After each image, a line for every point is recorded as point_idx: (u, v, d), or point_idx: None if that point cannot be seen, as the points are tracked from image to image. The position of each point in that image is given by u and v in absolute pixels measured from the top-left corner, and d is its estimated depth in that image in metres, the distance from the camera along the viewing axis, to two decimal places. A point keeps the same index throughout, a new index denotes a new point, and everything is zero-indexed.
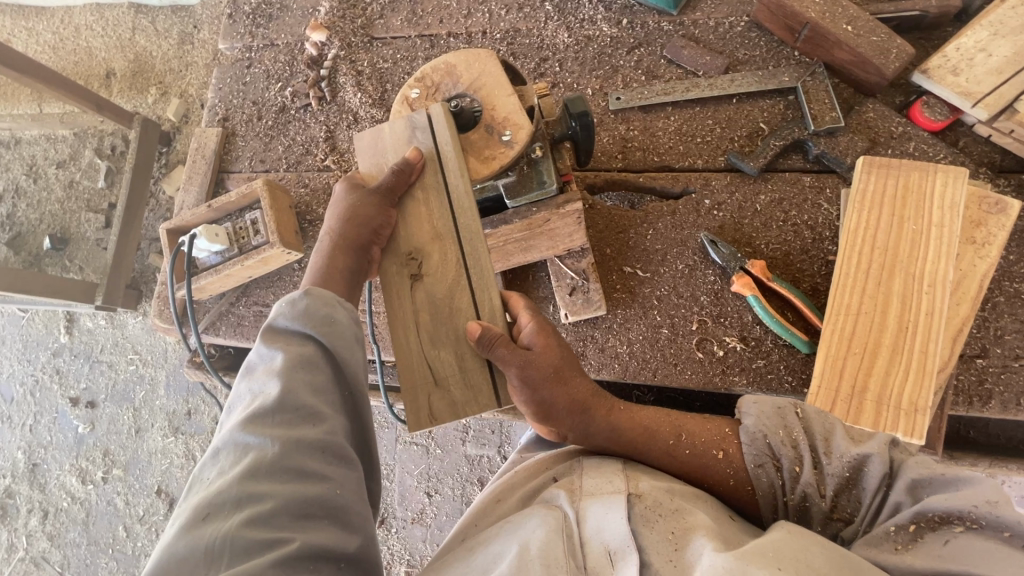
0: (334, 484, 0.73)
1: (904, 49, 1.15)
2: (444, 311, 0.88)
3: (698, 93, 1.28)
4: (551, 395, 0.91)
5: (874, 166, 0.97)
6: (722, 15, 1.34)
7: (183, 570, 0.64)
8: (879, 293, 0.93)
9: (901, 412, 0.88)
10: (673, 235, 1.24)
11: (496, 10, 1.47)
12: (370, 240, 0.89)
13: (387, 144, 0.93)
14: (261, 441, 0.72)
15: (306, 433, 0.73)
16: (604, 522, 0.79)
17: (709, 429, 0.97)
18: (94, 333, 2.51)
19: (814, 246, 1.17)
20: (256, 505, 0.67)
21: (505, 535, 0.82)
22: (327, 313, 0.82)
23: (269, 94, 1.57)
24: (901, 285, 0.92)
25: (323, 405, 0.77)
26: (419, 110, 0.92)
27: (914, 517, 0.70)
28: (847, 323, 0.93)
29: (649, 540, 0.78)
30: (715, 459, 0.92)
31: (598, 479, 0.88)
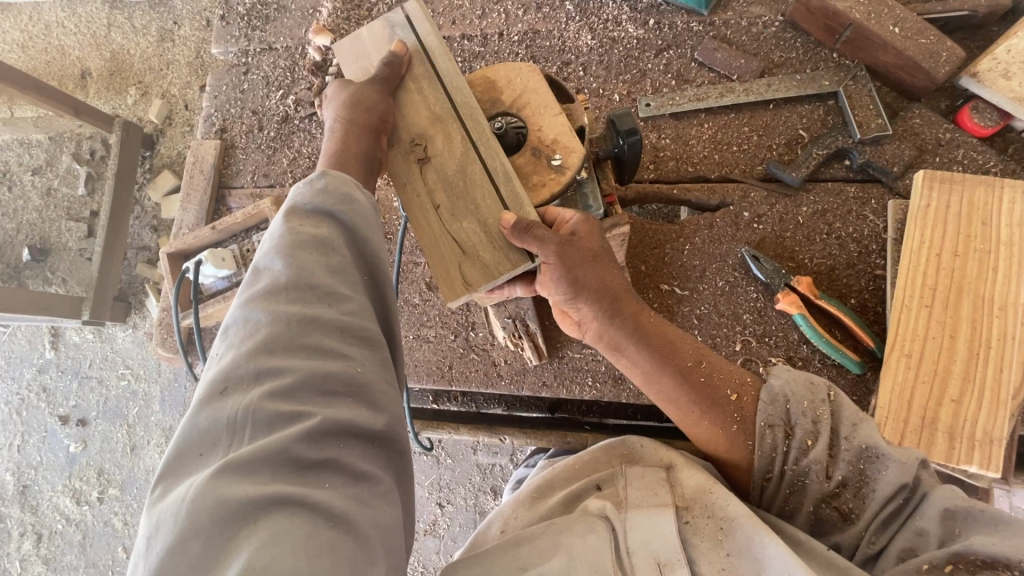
0: (354, 363, 0.67)
1: (954, 52, 1.09)
2: (458, 184, 0.80)
3: (734, 98, 1.22)
4: (586, 277, 0.85)
5: (936, 181, 0.92)
6: (755, 15, 1.27)
7: (204, 442, 0.61)
8: (944, 315, 0.88)
9: (975, 444, 0.83)
10: (712, 250, 1.19)
11: (513, 10, 1.39)
12: (380, 123, 0.81)
13: (368, 46, 0.87)
14: (270, 317, 0.66)
15: (318, 309, 0.67)
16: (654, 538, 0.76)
17: (733, 370, 0.89)
18: (82, 350, 2.39)
19: (861, 260, 1.13)
20: (277, 378, 0.62)
21: (547, 535, 0.77)
22: (339, 200, 0.73)
23: (270, 102, 1.47)
24: (969, 306, 0.88)
25: (339, 282, 0.70)
26: (396, 9, 0.88)
27: (950, 557, 0.67)
28: (913, 348, 0.88)
29: (698, 548, 0.76)
30: (729, 402, 0.86)
31: (643, 486, 0.83)
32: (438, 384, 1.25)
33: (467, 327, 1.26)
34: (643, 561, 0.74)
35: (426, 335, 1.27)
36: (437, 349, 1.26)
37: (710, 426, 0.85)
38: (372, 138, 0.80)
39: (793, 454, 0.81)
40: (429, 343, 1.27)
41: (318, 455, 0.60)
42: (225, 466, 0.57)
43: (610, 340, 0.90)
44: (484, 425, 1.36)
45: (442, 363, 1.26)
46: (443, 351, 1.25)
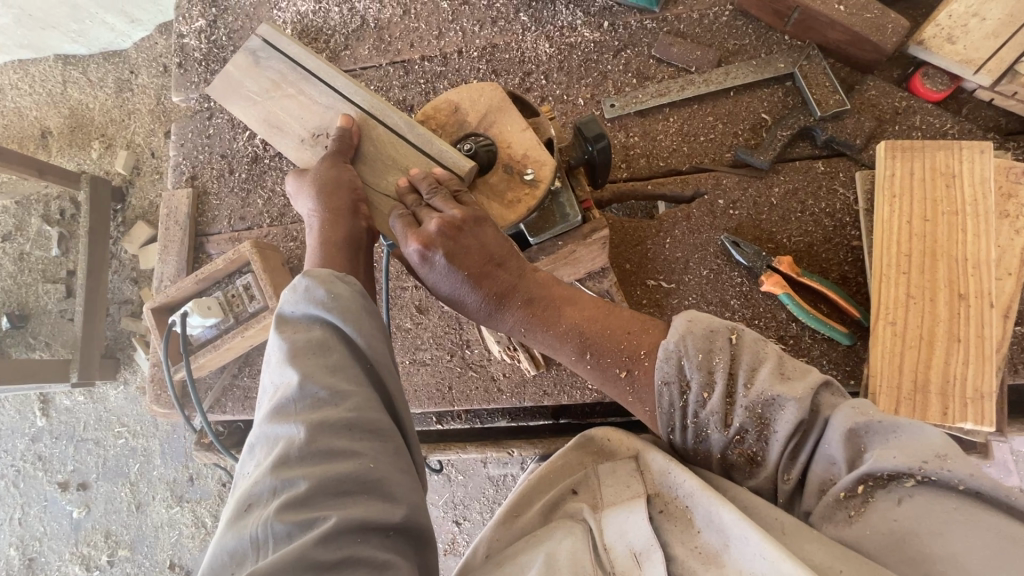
0: (366, 459, 0.67)
1: (899, 23, 1.12)
2: (371, 150, 0.87)
3: (695, 90, 1.25)
4: (479, 235, 0.80)
5: (897, 150, 0.94)
6: (705, 6, 1.30)
7: (235, 563, 0.62)
8: (922, 280, 0.91)
9: (968, 400, 0.86)
10: (692, 241, 1.21)
11: (469, 27, 1.40)
12: (354, 198, 0.83)
13: (239, 77, 0.96)
14: (291, 423, 0.69)
15: (328, 404, 0.69)
16: (627, 525, 0.76)
17: (638, 329, 0.81)
18: (74, 412, 2.34)
19: (836, 233, 1.15)
20: (293, 488, 0.64)
21: (527, 548, 0.78)
22: (326, 290, 0.76)
23: (237, 144, 1.46)
24: (944, 269, 0.91)
25: (343, 384, 0.71)
26: (253, 38, 0.97)
27: (861, 479, 0.63)
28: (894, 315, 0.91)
29: (672, 535, 0.75)
30: (621, 376, 0.79)
31: (617, 482, 0.83)
32: (441, 406, 1.25)
33: (461, 346, 1.25)
34: (619, 552, 0.74)
35: (423, 359, 1.27)
36: (435, 372, 1.26)
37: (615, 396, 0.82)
38: (352, 215, 0.82)
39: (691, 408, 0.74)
40: (427, 367, 1.27)
41: (337, 554, 0.60)
42: None
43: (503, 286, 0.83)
44: (491, 441, 1.37)
45: (442, 385, 1.26)
46: (440, 373, 1.26)
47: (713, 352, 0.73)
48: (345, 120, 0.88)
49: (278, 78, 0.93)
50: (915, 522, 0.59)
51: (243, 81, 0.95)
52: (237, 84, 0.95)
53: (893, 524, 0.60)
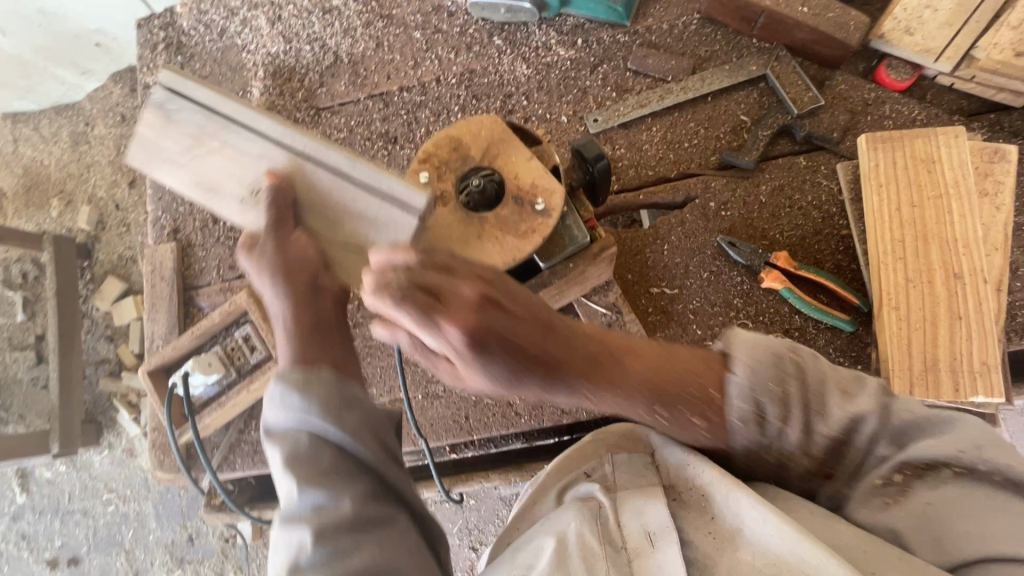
0: (358, 507, 0.69)
1: (860, 19, 1.18)
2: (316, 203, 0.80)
3: (674, 99, 1.29)
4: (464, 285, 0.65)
5: (878, 141, 0.99)
6: (674, 17, 1.34)
7: None
8: (916, 265, 0.95)
9: (976, 374, 0.89)
10: (689, 245, 1.23)
11: (445, 55, 1.41)
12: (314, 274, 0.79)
13: (158, 138, 0.86)
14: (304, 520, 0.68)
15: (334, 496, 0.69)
16: (641, 509, 0.77)
17: (687, 362, 0.72)
18: (57, 484, 2.22)
19: (826, 224, 1.19)
20: (303, 553, 0.67)
21: (539, 532, 0.79)
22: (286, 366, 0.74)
23: None
24: (934, 253, 0.95)
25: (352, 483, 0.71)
26: (154, 88, 0.85)
27: (899, 468, 0.66)
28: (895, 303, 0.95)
29: (689, 522, 0.76)
30: (696, 422, 0.71)
31: (631, 467, 0.84)
32: (459, 438, 1.24)
33: None
34: (633, 533, 0.75)
35: (436, 391, 1.25)
36: (449, 403, 1.24)
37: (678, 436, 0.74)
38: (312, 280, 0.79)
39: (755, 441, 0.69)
40: (440, 399, 1.25)
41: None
42: None
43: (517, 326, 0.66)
44: (511, 465, 1.35)
45: (458, 416, 1.24)
46: (455, 404, 1.24)
47: (786, 380, 0.66)
48: (273, 180, 0.79)
49: (198, 134, 0.83)
50: (947, 506, 0.63)
51: (155, 136, 0.86)
52: (152, 144, 0.87)
53: (927, 506, 0.64)
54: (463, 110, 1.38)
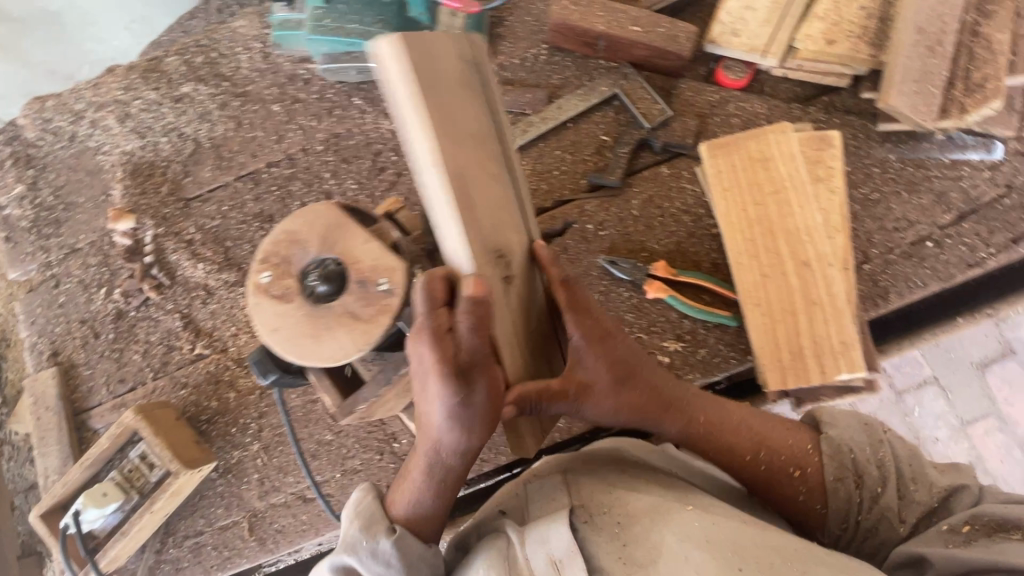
0: None
1: (688, 30, 1.23)
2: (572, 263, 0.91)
3: (536, 130, 1.31)
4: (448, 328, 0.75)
5: (717, 148, 1.04)
6: (523, 51, 1.36)
7: None
8: (775, 260, 1.00)
9: (839, 354, 0.95)
10: (576, 270, 1.26)
11: (307, 123, 1.39)
12: (483, 396, 0.73)
13: None
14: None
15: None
16: (546, 539, 0.79)
17: (792, 443, 0.97)
18: None
19: (696, 226, 1.24)
20: None
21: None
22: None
23: (96, 305, 1.36)
24: (788, 244, 1.00)
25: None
26: None
27: (968, 520, 0.83)
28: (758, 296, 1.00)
29: (601, 547, 0.81)
30: (795, 477, 0.95)
31: (543, 495, 0.88)
32: None
33: (389, 440, 1.23)
34: (540, 563, 0.78)
35: (354, 466, 1.23)
36: (369, 475, 1.22)
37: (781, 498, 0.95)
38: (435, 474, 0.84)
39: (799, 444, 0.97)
40: (360, 473, 1.23)
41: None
42: None
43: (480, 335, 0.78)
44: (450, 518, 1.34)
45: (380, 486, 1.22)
46: (375, 475, 1.22)
47: None
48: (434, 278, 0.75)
49: None
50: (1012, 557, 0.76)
51: None
52: None
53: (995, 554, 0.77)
54: (335, 175, 1.37)
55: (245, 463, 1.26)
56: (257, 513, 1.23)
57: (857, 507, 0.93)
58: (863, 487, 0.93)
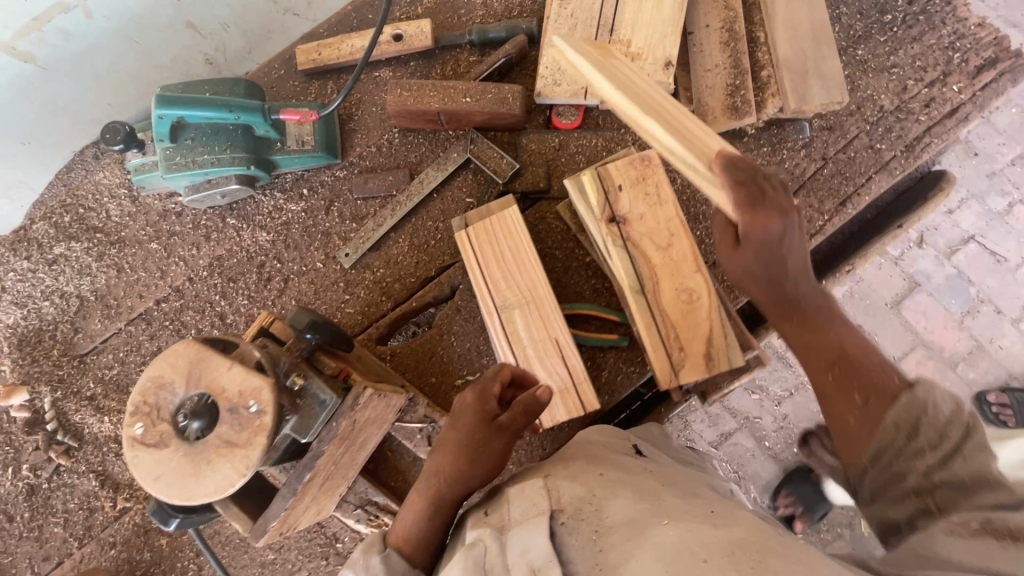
0: None
1: (514, 89, 1.35)
2: (660, 228, 1.12)
3: (404, 208, 1.38)
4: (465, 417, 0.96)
5: (471, 236, 1.24)
6: (377, 139, 1.45)
7: None
8: (635, 205, 1.14)
9: (712, 349, 1.05)
10: (472, 327, 1.31)
11: (188, 253, 1.43)
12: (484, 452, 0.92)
13: None
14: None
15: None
16: (528, 544, 0.71)
17: (841, 408, 0.83)
18: None
19: (570, 260, 1.32)
20: None
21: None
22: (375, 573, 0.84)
23: (4, 487, 1.32)
24: (633, 215, 1.13)
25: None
26: None
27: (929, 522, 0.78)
28: (643, 245, 1.11)
29: (575, 552, 0.71)
30: (861, 402, 0.80)
31: (524, 504, 0.81)
32: None
33: (331, 541, 1.24)
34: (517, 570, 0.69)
35: None
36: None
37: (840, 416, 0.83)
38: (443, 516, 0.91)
39: (900, 446, 0.73)
40: None
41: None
42: None
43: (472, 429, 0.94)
44: None
45: None
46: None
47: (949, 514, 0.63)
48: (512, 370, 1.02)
49: None
50: None
51: None
52: None
53: None
54: (225, 295, 1.40)
55: None
56: None
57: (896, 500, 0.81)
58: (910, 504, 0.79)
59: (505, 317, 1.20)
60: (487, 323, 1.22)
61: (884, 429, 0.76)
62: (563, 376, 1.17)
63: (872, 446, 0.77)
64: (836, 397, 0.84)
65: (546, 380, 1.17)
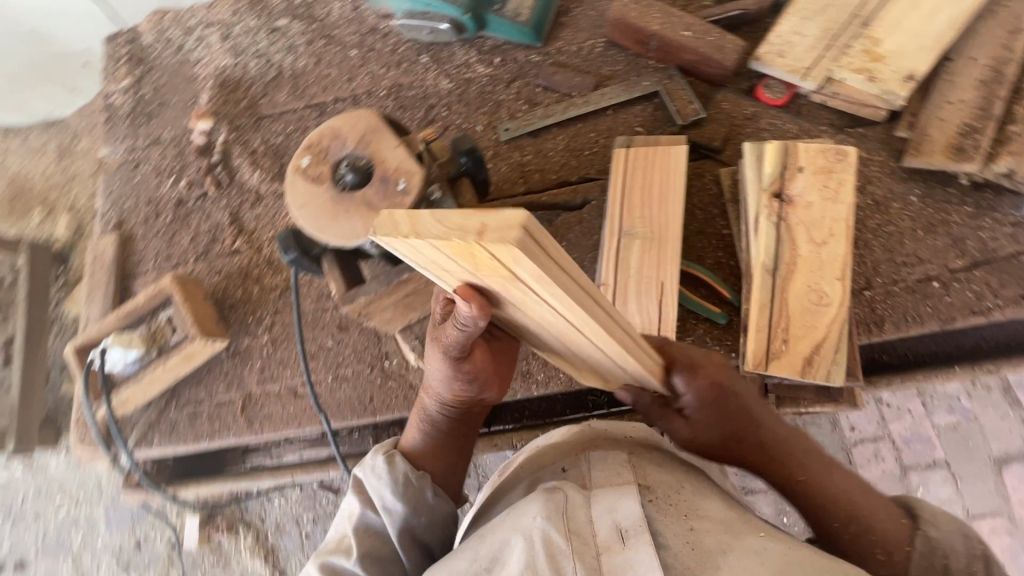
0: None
1: (736, 43, 1.32)
2: (823, 222, 1.06)
3: (577, 110, 1.41)
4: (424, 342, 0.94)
5: (628, 156, 1.25)
6: (581, 40, 1.47)
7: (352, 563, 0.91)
8: (809, 191, 1.08)
9: (817, 356, 1.00)
10: (585, 242, 1.33)
11: (377, 71, 1.55)
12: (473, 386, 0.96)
13: None
14: (358, 510, 0.98)
15: (395, 522, 0.94)
16: (619, 507, 0.75)
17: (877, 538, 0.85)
18: (10, 486, 2.26)
19: (708, 225, 1.29)
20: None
21: (508, 522, 0.76)
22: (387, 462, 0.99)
23: (162, 190, 1.54)
24: (801, 198, 1.08)
25: (385, 551, 0.94)
26: None
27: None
28: (797, 231, 1.07)
29: (665, 526, 0.74)
30: (881, 540, 0.84)
31: (607, 468, 0.83)
32: (362, 417, 1.31)
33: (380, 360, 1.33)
34: (605, 526, 0.73)
35: (344, 374, 1.33)
36: (356, 385, 1.32)
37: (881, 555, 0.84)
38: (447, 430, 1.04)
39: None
40: (347, 382, 1.33)
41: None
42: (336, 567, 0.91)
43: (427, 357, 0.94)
44: None
45: (363, 398, 1.31)
46: (361, 386, 1.32)
47: None
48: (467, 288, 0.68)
49: None
50: None
51: None
52: None
53: None
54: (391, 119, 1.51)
55: (253, 348, 1.39)
56: (251, 395, 1.36)
57: None
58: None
59: (624, 241, 1.20)
60: (603, 240, 1.23)
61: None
62: (652, 318, 1.16)
63: None
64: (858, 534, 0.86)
65: (634, 315, 1.17)
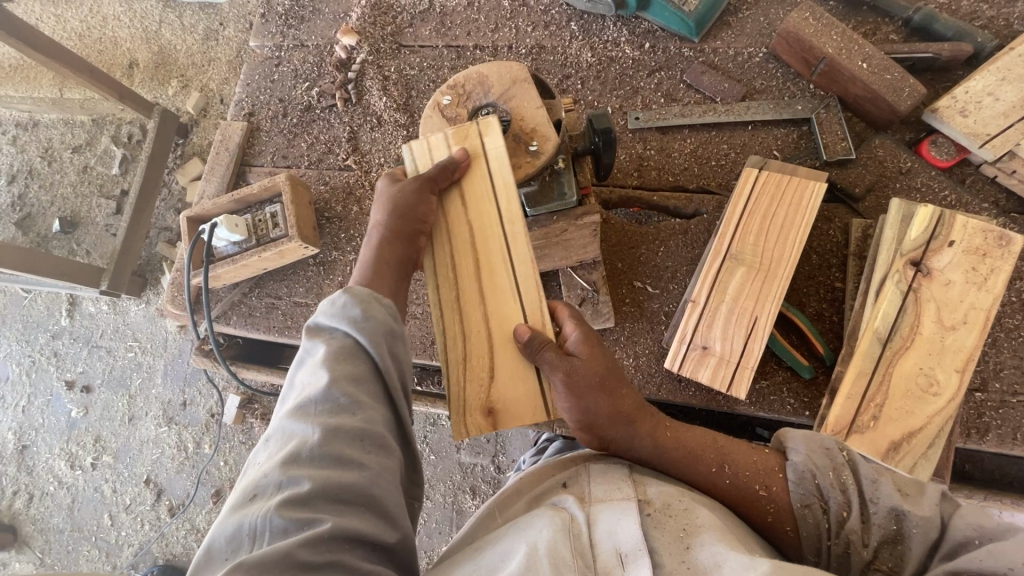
0: (367, 472, 0.70)
1: (916, 88, 1.19)
2: (958, 307, 0.97)
3: (716, 117, 1.33)
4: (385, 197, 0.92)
5: (757, 177, 1.16)
6: (742, 45, 1.39)
7: (315, 450, 0.69)
8: (951, 269, 0.98)
9: (904, 445, 0.93)
10: (685, 254, 1.28)
11: (523, 26, 1.52)
12: (417, 229, 0.90)
13: None
14: (317, 348, 0.79)
15: (363, 330, 0.78)
16: (617, 525, 0.72)
17: (758, 467, 0.87)
18: (95, 318, 2.51)
19: (821, 273, 1.20)
20: (336, 457, 0.69)
21: (510, 535, 0.73)
22: (362, 311, 0.80)
23: (295, 92, 1.61)
24: (941, 274, 0.98)
25: (359, 367, 0.77)
26: None
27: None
28: (926, 309, 0.97)
29: (661, 544, 0.71)
30: (758, 496, 0.83)
31: (608, 482, 0.81)
32: (420, 357, 1.36)
33: None
34: (605, 546, 0.70)
35: (414, 312, 1.39)
36: (423, 325, 1.37)
37: (769, 500, 0.83)
38: (398, 272, 0.90)
39: (831, 529, 0.79)
40: (416, 319, 1.39)
41: (322, 557, 0.63)
42: (288, 456, 0.69)
43: (388, 200, 0.91)
44: None
45: (426, 339, 1.37)
46: (427, 327, 1.37)
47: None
48: (465, 157, 0.92)
49: None
50: None
51: None
52: None
53: None
54: None
55: (337, 262, 1.45)
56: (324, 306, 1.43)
57: (825, 535, 0.79)
58: (830, 512, 0.80)
59: (728, 263, 1.14)
60: (705, 255, 1.17)
61: (805, 518, 0.80)
62: (735, 349, 1.11)
63: (810, 537, 0.79)
64: (746, 482, 0.85)
65: (715, 341, 1.12)
